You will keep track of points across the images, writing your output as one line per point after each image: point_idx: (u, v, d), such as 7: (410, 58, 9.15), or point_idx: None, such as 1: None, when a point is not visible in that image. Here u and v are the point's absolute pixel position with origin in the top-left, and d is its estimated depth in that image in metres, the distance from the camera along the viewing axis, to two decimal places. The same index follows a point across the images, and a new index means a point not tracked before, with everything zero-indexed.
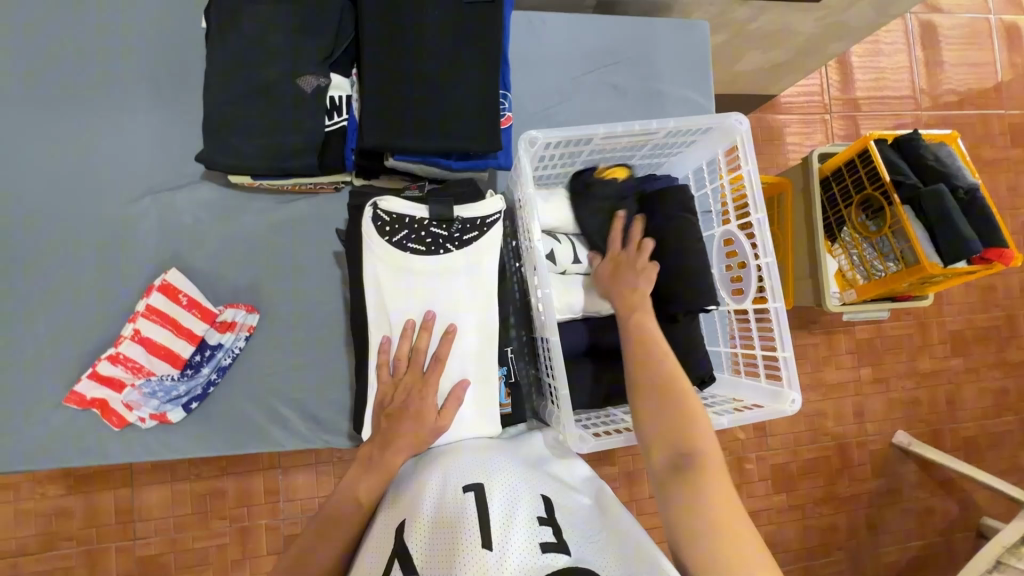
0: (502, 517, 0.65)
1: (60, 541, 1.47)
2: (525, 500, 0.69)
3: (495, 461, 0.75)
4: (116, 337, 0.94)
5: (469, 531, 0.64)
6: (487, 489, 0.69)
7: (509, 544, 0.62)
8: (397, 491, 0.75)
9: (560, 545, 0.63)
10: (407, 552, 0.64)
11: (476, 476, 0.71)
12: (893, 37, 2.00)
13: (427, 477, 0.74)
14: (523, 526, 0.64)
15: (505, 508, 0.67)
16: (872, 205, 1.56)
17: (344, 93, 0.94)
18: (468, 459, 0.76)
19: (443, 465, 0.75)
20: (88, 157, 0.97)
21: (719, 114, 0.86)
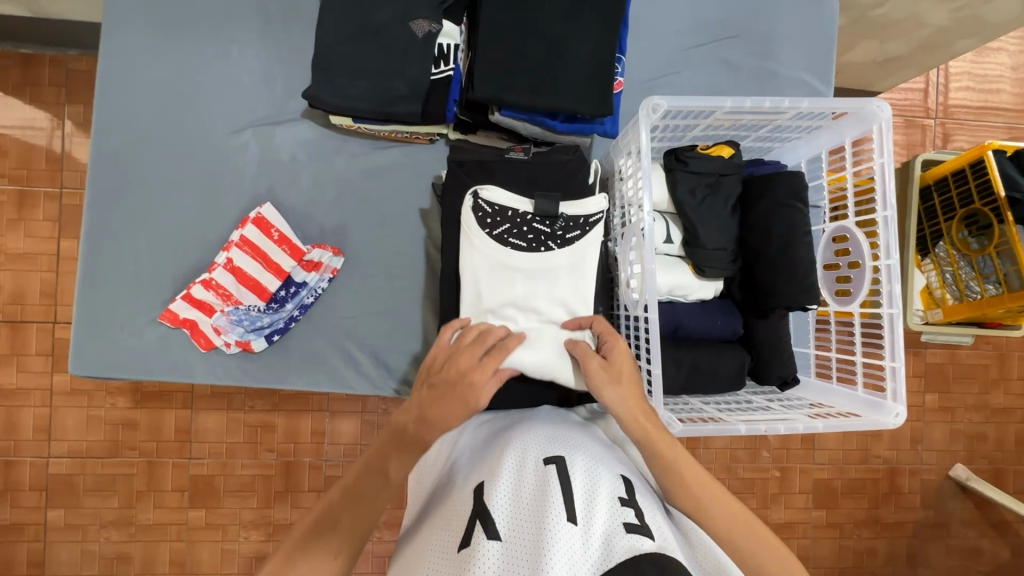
0: (585, 492, 0.63)
1: (124, 449, 1.56)
2: (607, 477, 0.67)
3: (574, 436, 0.73)
4: (210, 263, 0.98)
5: (554, 502, 0.61)
6: (570, 461, 0.67)
7: (594, 518, 0.60)
8: (470, 458, 0.74)
9: (643, 528, 0.60)
10: (487, 513, 0.62)
11: (557, 447, 0.70)
12: (1020, 41, 1.81)
13: (505, 445, 0.72)
14: (607, 503, 0.62)
15: (588, 482, 0.65)
16: (978, 222, 1.45)
17: (452, 41, 0.91)
18: (549, 432, 0.74)
19: (522, 435, 0.73)
20: (199, 85, 0.98)
21: (859, 99, 0.79)
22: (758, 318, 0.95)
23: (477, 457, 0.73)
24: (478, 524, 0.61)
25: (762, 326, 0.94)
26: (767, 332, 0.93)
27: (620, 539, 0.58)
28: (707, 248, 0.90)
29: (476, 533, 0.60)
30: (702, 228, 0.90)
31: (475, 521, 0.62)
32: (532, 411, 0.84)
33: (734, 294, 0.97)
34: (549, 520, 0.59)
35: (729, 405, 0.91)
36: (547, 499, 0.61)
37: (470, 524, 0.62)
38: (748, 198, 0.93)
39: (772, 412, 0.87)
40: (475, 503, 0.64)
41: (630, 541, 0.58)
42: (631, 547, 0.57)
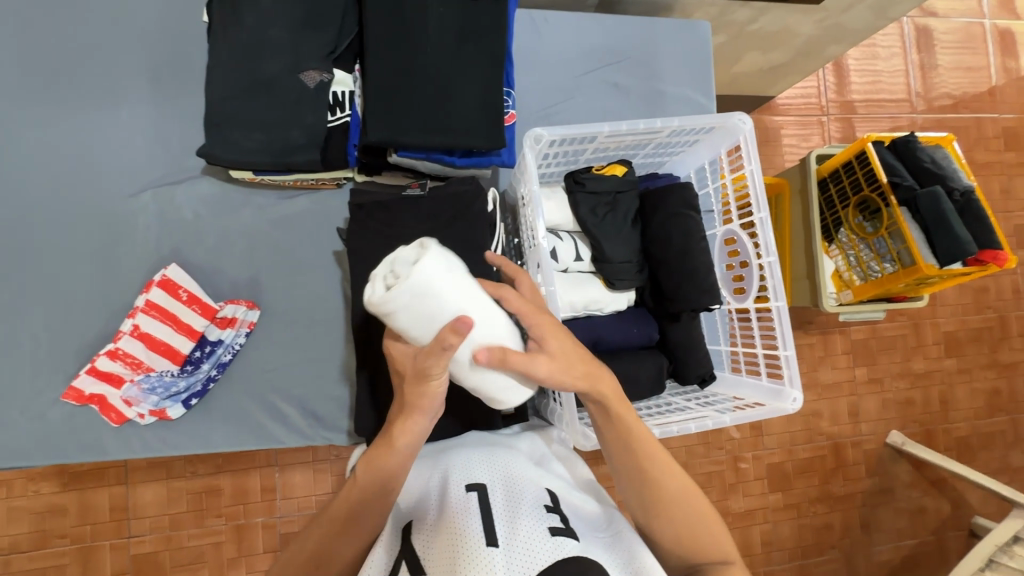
0: (508, 508, 0.66)
1: (54, 539, 1.46)
2: (531, 492, 0.70)
3: (498, 458, 0.76)
4: (115, 333, 0.94)
5: (474, 522, 0.62)
6: (492, 487, 0.70)
7: (518, 526, 0.62)
8: (403, 495, 0.76)
9: (568, 532, 0.64)
10: (413, 553, 0.63)
11: (479, 474, 0.72)
12: (889, 40, 2.01)
13: (434, 477, 0.75)
14: (530, 514, 0.65)
15: (511, 499, 0.67)
16: (869, 207, 1.58)
17: (346, 88, 0.93)
18: (473, 457, 0.76)
19: (445, 466, 0.75)
20: (88, 151, 0.96)
21: (723, 114, 0.86)
22: (670, 322, 1.00)
23: (409, 493, 0.75)
24: (404, 564, 0.63)
25: (676, 328, 0.99)
26: (680, 334, 0.98)
27: (543, 543, 0.60)
28: (613, 260, 0.95)
29: (402, 572, 0.62)
30: (605, 243, 0.94)
31: (401, 562, 0.63)
32: (462, 436, 0.86)
33: (647, 301, 1.02)
34: (471, 539, 0.60)
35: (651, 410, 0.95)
36: (470, 517, 0.63)
37: (396, 565, 0.63)
38: (646, 210, 0.98)
39: (690, 411, 0.91)
40: (403, 543, 0.66)
41: (553, 544, 0.60)
42: (553, 552, 0.59)
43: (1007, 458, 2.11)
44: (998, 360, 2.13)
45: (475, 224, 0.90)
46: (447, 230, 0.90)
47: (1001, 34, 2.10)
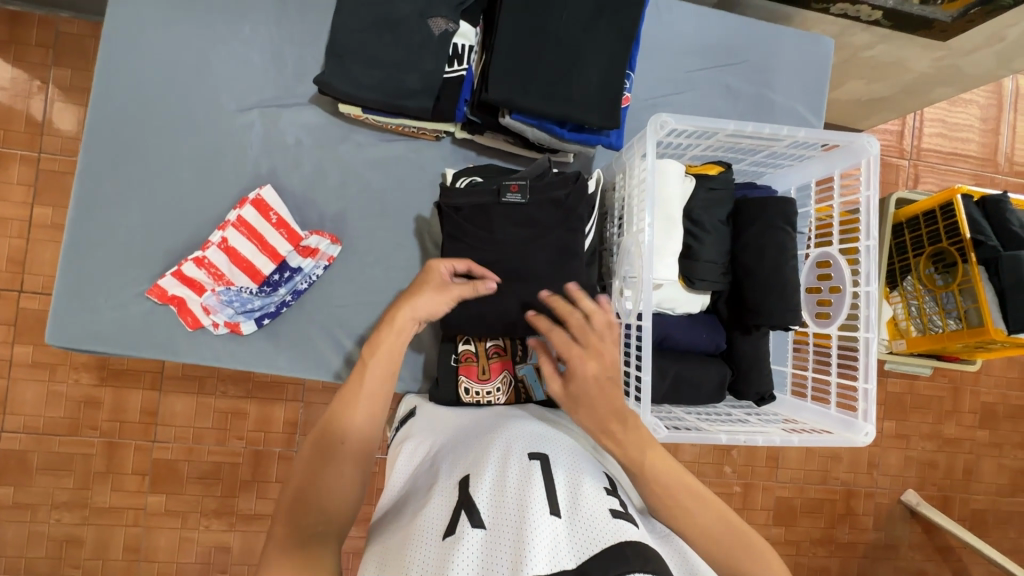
0: (569, 488, 0.64)
1: (84, 429, 1.51)
2: (590, 475, 0.68)
3: (556, 440, 0.75)
4: (204, 241, 0.96)
5: (537, 494, 0.61)
6: (553, 459, 0.69)
7: (577, 508, 0.61)
8: (454, 451, 0.75)
9: (628, 515, 0.62)
10: (473, 506, 0.62)
11: (542, 448, 0.71)
12: (989, 94, 1.94)
13: (493, 440, 0.74)
14: (590, 494, 0.64)
15: (571, 480, 0.66)
16: (945, 259, 1.52)
17: (468, 42, 0.92)
18: (530, 432, 0.75)
19: (504, 435, 0.74)
20: (205, 61, 0.97)
21: (851, 133, 0.84)
22: (741, 334, 0.98)
23: (462, 454, 0.73)
24: (462, 514, 0.61)
25: (746, 341, 0.97)
26: (749, 348, 0.97)
27: (606, 523, 0.59)
28: (698, 261, 0.93)
29: (460, 523, 0.60)
30: (701, 243, 0.93)
31: (460, 511, 0.62)
32: (519, 410, 0.86)
33: (721, 310, 1.00)
34: (531, 512, 0.58)
35: (710, 416, 0.95)
36: (528, 491, 0.62)
37: (454, 516, 0.61)
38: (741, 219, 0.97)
39: (750, 425, 0.91)
40: (461, 495, 0.64)
41: (616, 524, 0.58)
42: (616, 532, 0.57)
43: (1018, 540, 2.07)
44: None
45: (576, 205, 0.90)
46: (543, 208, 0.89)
47: None
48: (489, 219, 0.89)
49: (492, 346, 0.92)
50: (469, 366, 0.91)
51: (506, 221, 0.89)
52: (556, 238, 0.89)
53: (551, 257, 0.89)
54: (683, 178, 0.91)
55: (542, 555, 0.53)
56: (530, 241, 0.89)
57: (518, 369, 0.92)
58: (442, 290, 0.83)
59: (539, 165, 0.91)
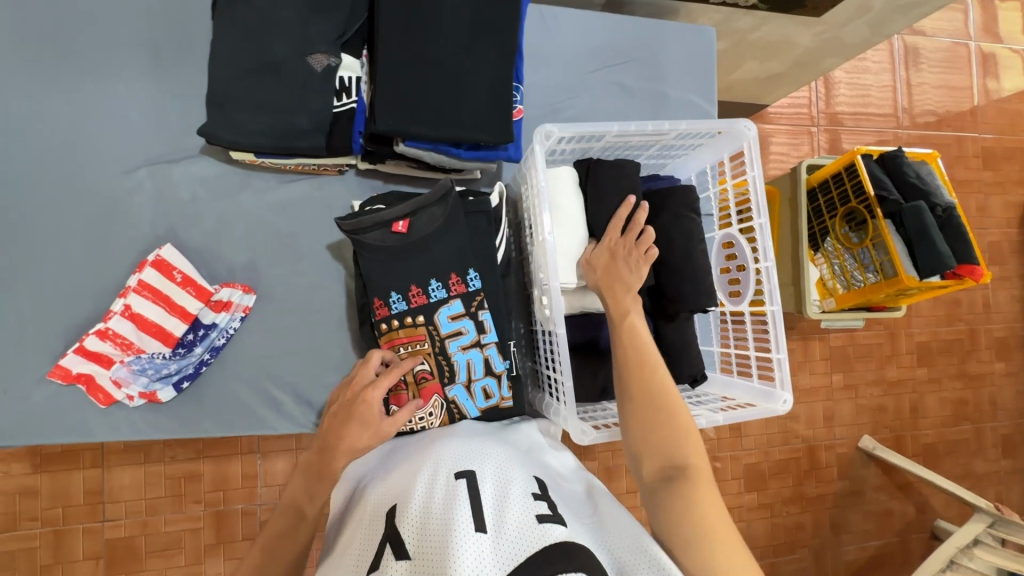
0: (496, 499, 0.66)
1: (25, 521, 1.42)
2: (519, 480, 0.70)
3: (486, 446, 0.75)
4: (106, 312, 0.92)
5: (462, 512, 0.62)
6: (481, 471, 0.70)
7: (502, 520, 0.62)
8: (384, 477, 0.75)
9: (556, 517, 0.64)
10: (398, 535, 0.64)
11: (470, 460, 0.71)
12: (880, 55, 2.07)
13: (422, 458, 0.74)
14: (517, 502, 0.65)
15: (498, 490, 0.67)
16: (855, 218, 1.62)
17: (354, 74, 0.93)
18: (460, 443, 0.76)
19: (431, 450, 0.75)
20: (82, 125, 0.93)
21: (730, 119, 0.88)
22: (666, 322, 1.01)
23: (391, 476, 0.74)
24: (387, 547, 0.63)
25: (671, 328, 1.00)
26: (674, 334, 1.00)
27: (530, 533, 0.61)
28: None
29: (385, 556, 0.62)
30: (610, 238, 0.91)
31: (386, 544, 0.63)
32: (455, 423, 0.86)
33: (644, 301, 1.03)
34: (456, 534, 0.60)
35: None
36: (453, 511, 0.63)
37: (380, 549, 0.63)
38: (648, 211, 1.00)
39: None
40: (387, 525, 0.66)
41: (541, 532, 0.61)
42: (539, 541, 0.59)
43: (969, 465, 2.21)
44: (967, 371, 2.21)
45: (477, 218, 0.92)
46: (449, 230, 0.89)
47: (984, 56, 2.17)
48: (398, 247, 0.87)
49: (419, 373, 0.88)
50: (398, 396, 0.88)
51: (413, 245, 0.87)
52: (465, 256, 0.90)
53: (458, 274, 0.89)
54: (579, 181, 0.93)
55: None
56: (439, 262, 0.89)
57: (448, 391, 0.89)
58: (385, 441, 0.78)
59: (442, 185, 0.86)
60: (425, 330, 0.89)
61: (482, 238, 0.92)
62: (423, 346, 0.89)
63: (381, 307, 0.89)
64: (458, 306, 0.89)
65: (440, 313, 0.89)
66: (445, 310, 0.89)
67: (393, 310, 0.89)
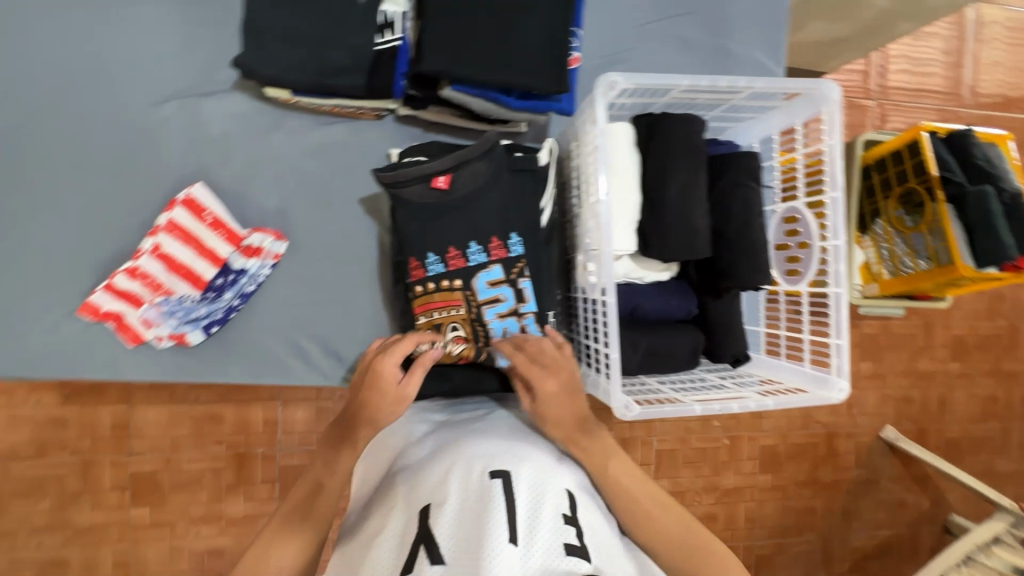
0: (530, 512, 0.62)
1: (55, 449, 1.46)
2: (554, 493, 0.66)
3: (523, 447, 0.72)
4: (135, 250, 0.89)
5: (496, 525, 0.59)
6: (516, 475, 0.66)
7: (535, 538, 0.60)
8: (416, 466, 0.72)
9: (584, 550, 0.61)
10: (431, 536, 0.60)
11: (505, 461, 0.68)
12: (953, 24, 1.90)
13: (454, 453, 0.70)
14: (549, 522, 0.62)
15: (532, 501, 0.63)
16: (912, 200, 1.50)
17: (399, 9, 0.84)
18: (495, 441, 0.72)
19: (467, 444, 0.71)
20: (111, 51, 0.88)
21: (812, 79, 0.79)
22: (714, 298, 0.95)
23: (423, 466, 0.71)
24: (421, 549, 0.59)
25: (718, 305, 0.95)
26: (721, 311, 0.95)
27: (557, 567, 0.58)
28: (665, 223, 0.85)
29: (419, 558, 0.59)
30: (664, 204, 0.85)
31: (418, 544, 0.60)
32: (488, 419, 0.82)
33: (691, 275, 0.97)
34: (488, 547, 0.57)
35: (686, 385, 0.92)
36: (487, 520, 0.59)
37: (413, 549, 0.60)
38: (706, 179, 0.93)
39: (725, 391, 0.89)
40: (420, 524, 0.62)
41: (568, 568, 0.58)
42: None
43: (991, 463, 2.15)
44: (1002, 368, 2.13)
45: (522, 178, 0.86)
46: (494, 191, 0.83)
47: None
48: (437, 205, 0.83)
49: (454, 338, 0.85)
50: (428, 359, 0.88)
51: (454, 203, 0.83)
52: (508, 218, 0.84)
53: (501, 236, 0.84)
54: (635, 141, 0.87)
55: None
56: (481, 223, 0.84)
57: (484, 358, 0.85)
58: (405, 404, 0.77)
59: (488, 139, 0.81)
60: (462, 296, 0.84)
61: (527, 202, 0.86)
62: (459, 311, 0.85)
63: (417, 268, 0.85)
64: (497, 272, 0.84)
65: (479, 278, 0.84)
66: (485, 276, 0.84)
67: (429, 272, 0.84)
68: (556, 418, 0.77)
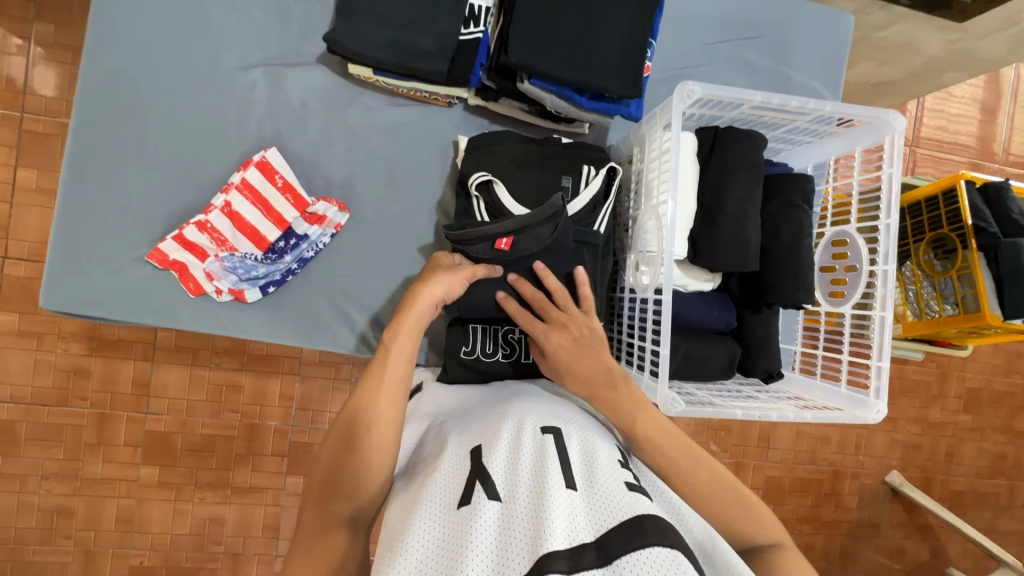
0: (583, 460, 0.64)
1: (74, 399, 1.47)
2: (604, 447, 0.69)
3: (569, 411, 0.75)
4: (206, 205, 0.93)
5: (554, 468, 0.61)
6: (566, 434, 0.69)
7: (595, 479, 0.61)
8: (463, 426, 0.74)
9: (644, 488, 0.62)
10: (487, 474, 0.61)
11: (554, 421, 0.71)
12: (993, 83, 1.94)
13: (503, 414, 0.73)
14: (606, 467, 0.64)
15: (584, 453, 0.66)
16: (945, 245, 1.51)
17: (485, 4, 0.89)
18: (542, 404, 0.76)
19: (516, 405, 0.75)
20: (207, 14, 0.92)
21: (878, 109, 0.83)
22: (752, 313, 0.97)
23: (472, 426, 0.73)
24: (476, 484, 0.60)
25: (756, 319, 0.97)
26: (759, 325, 0.96)
27: (623, 494, 0.59)
28: (718, 233, 0.87)
29: (475, 492, 0.59)
30: (720, 214, 0.87)
31: (474, 481, 0.61)
32: (530, 386, 0.85)
33: (732, 288, 0.99)
34: (550, 482, 0.58)
35: (722, 393, 0.94)
36: (546, 463, 0.61)
37: (468, 486, 0.60)
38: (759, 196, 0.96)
39: (760, 402, 0.91)
40: (474, 463, 0.64)
41: (633, 496, 0.59)
42: (635, 502, 0.57)
43: (993, 520, 2.14)
44: (1013, 426, 2.13)
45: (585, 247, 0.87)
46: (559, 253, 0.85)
47: None
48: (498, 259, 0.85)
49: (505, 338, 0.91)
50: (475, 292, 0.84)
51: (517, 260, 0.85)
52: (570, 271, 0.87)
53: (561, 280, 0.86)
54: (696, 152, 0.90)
55: (561, 522, 0.53)
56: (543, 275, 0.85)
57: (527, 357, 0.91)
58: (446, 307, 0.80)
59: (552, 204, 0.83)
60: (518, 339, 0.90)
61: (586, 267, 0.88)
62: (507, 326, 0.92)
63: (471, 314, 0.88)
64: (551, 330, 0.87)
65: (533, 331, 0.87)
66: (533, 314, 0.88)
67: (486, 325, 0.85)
68: (575, 374, 0.77)
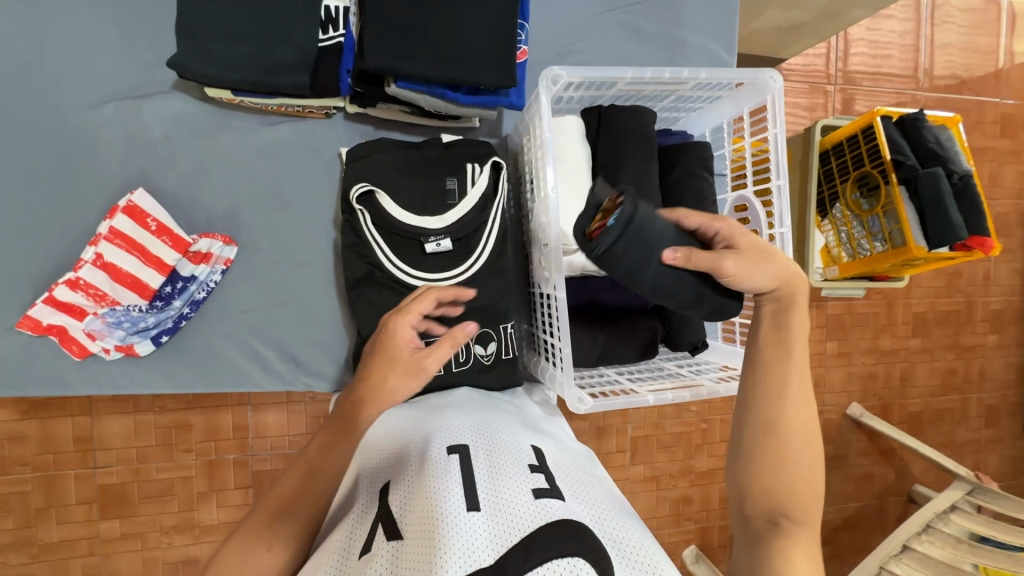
0: (490, 474, 0.64)
1: (14, 466, 1.39)
2: (515, 454, 0.69)
3: (484, 424, 0.75)
4: (76, 261, 0.86)
5: (456, 490, 0.60)
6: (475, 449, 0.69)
7: (499, 493, 0.61)
8: (377, 460, 0.73)
9: (553, 492, 0.62)
10: (391, 516, 0.61)
11: (463, 437, 0.70)
12: (907, 11, 1.93)
13: (415, 438, 0.73)
14: (513, 478, 0.63)
15: (492, 467, 0.66)
16: (868, 183, 1.50)
17: (341, 4, 0.84)
18: (456, 418, 0.75)
19: (429, 424, 0.74)
20: (40, 51, 0.84)
21: (754, 69, 0.81)
22: None
23: (385, 459, 0.72)
24: (381, 530, 0.60)
25: None
26: None
27: (527, 507, 0.58)
28: None
29: (376, 538, 0.59)
30: None
31: (378, 527, 0.60)
32: (451, 394, 0.83)
33: None
34: (450, 507, 0.57)
35: (643, 375, 0.93)
36: (449, 486, 0.61)
37: (372, 533, 0.60)
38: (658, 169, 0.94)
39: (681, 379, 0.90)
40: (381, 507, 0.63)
41: (537, 508, 0.58)
42: (539, 517, 0.57)
43: (951, 433, 2.23)
44: (959, 343, 2.20)
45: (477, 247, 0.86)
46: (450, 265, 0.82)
47: (1014, 16, 2.04)
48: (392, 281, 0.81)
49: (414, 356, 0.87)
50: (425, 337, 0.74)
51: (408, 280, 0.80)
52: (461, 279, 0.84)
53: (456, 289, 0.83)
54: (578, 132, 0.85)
55: (456, 553, 0.52)
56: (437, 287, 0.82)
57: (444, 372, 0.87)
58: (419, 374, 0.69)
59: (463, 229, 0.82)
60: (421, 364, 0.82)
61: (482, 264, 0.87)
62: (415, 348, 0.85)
63: None
64: None
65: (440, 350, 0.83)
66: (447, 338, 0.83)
67: None
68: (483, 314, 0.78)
